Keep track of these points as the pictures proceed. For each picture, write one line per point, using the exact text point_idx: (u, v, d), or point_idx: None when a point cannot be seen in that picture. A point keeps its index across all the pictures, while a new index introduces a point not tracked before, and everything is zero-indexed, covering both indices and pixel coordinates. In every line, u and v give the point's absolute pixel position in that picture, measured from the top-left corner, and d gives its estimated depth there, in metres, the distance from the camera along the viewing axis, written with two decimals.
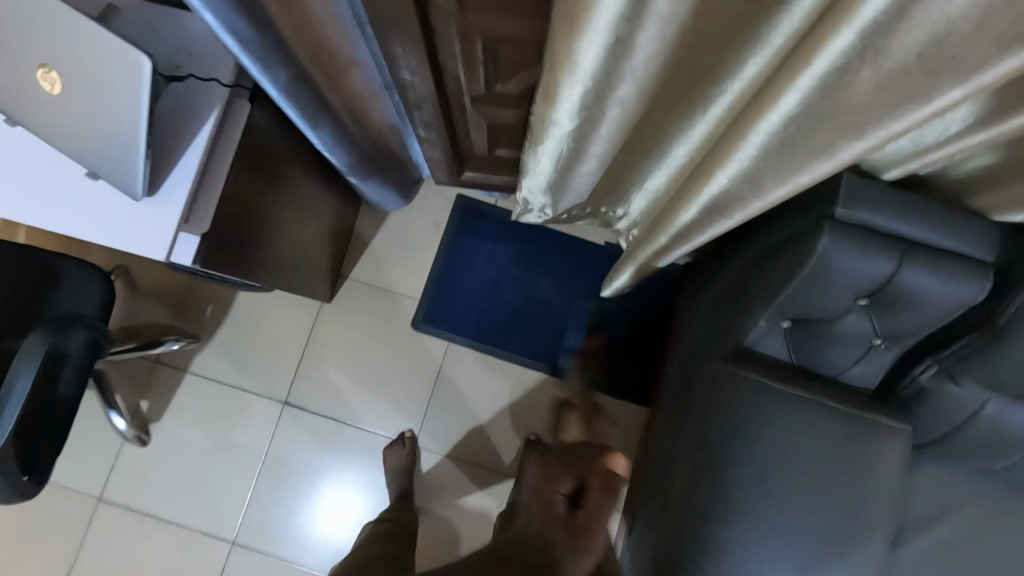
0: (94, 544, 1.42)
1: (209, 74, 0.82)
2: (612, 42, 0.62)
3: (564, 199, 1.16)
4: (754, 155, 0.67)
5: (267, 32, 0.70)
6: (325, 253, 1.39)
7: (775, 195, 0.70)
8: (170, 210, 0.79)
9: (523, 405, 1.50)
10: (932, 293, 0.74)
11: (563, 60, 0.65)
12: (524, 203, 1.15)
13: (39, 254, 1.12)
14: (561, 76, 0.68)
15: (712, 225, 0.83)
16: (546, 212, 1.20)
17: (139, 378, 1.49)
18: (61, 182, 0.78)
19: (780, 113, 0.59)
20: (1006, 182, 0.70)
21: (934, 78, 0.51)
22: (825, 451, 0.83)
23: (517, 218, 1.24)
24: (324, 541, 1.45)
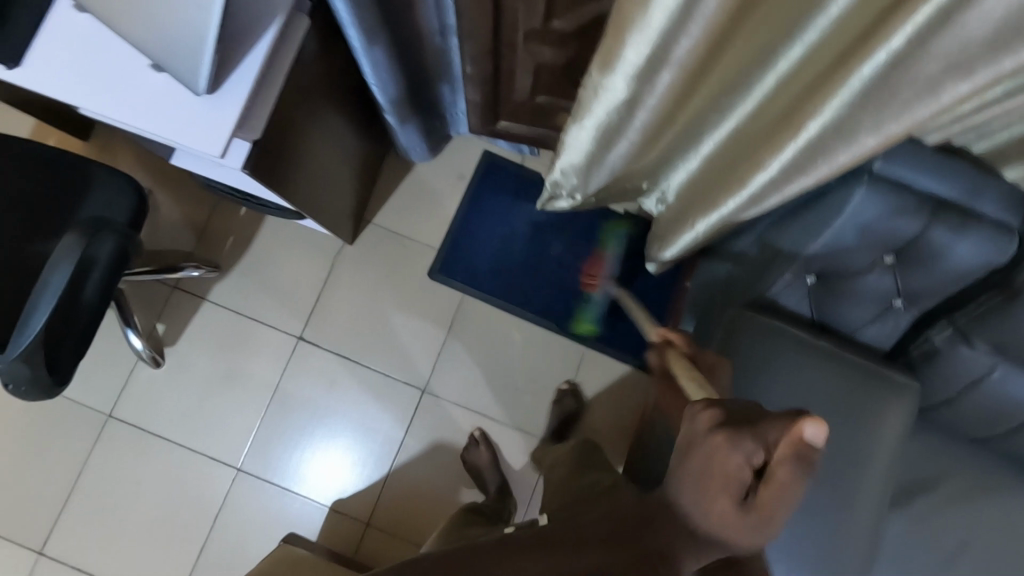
0: (102, 458, 1.44)
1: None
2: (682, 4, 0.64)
3: (595, 180, 1.11)
4: (845, 104, 0.68)
5: None
6: (351, 193, 1.41)
7: (838, 160, 0.75)
8: (229, 109, 0.81)
9: (531, 359, 1.53)
10: (956, 253, 0.78)
11: (633, 12, 0.67)
12: (553, 183, 1.12)
13: (63, 158, 1.11)
14: (626, 38, 0.71)
15: (788, 181, 0.82)
16: (575, 196, 1.17)
17: (157, 300, 1.50)
18: (125, 77, 0.80)
19: (887, 52, 0.60)
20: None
21: None
22: (830, 397, 0.87)
23: (545, 203, 1.24)
24: (330, 476, 1.48)
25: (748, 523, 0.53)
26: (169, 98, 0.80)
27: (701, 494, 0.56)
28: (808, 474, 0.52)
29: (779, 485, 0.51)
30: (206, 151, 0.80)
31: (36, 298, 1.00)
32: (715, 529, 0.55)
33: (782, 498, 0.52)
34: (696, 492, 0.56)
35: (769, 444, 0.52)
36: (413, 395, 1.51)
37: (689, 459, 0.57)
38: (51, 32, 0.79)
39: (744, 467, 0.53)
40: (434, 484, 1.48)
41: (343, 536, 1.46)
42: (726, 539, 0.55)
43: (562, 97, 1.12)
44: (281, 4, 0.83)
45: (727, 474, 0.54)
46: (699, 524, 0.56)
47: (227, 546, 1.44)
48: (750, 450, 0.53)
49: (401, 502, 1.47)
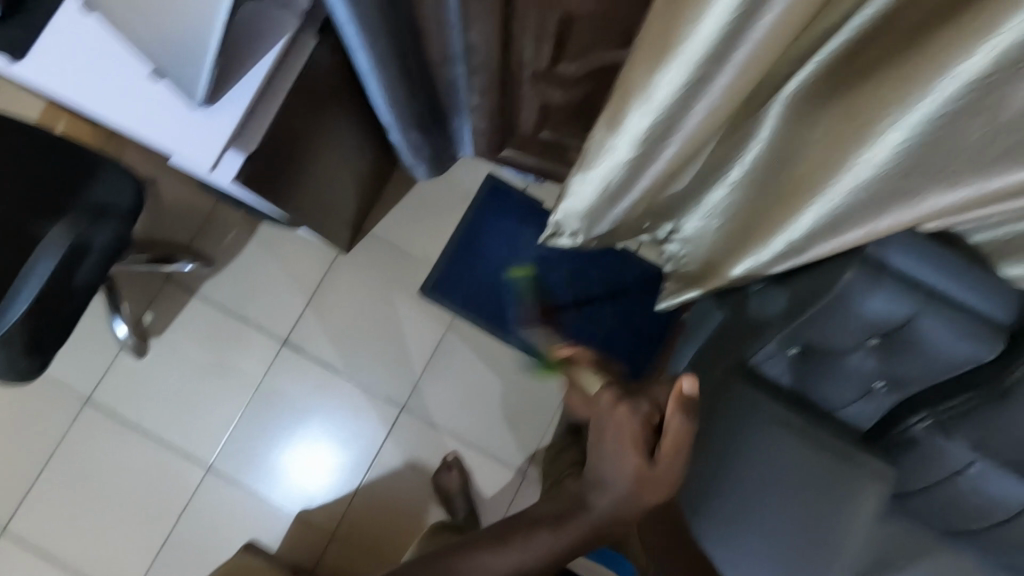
0: (74, 443, 1.43)
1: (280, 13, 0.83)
2: (685, 82, 0.63)
3: (599, 226, 1.06)
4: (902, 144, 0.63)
5: None
6: (352, 204, 1.40)
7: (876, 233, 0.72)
8: (223, 124, 0.81)
9: (515, 387, 1.51)
10: (941, 346, 0.76)
11: (639, 76, 0.66)
12: (555, 225, 1.10)
13: (65, 147, 1.03)
14: (631, 104, 0.70)
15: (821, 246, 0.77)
16: (577, 237, 1.13)
17: (148, 290, 1.50)
18: (124, 82, 0.79)
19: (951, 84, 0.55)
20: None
21: None
22: (808, 469, 0.86)
23: (546, 238, 1.19)
24: (300, 484, 1.46)
25: (656, 470, 0.68)
26: (165, 107, 0.80)
27: (614, 457, 0.69)
28: (693, 418, 0.68)
29: (674, 429, 0.67)
30: (200, 163, 0.81)
31: (20, 281, 0.99)
32: (633, 486, 0.68)
33: (680, 441, 0.67)
34: (612, 458, 0.69)
35: (659, 403, 0.71)
36: (392, 412, 1.49)
37: (599, 436, 0.71)
38: (57, 30, 0.79)
39: (645, 425, 0.69)
40: (403, 504, 1.46)
41: (306, 546, 1.43)
42: (641, 492, 0.68)
43: (568, 133, 1.11)
44: (290, 22, 0.82)
45: (632, 434, 0.68)
46: (620, 484, 0.68)
47: (188, 546, 1.42)
48: (646, 411, 0.70)
49: (368, 519, 1.45)
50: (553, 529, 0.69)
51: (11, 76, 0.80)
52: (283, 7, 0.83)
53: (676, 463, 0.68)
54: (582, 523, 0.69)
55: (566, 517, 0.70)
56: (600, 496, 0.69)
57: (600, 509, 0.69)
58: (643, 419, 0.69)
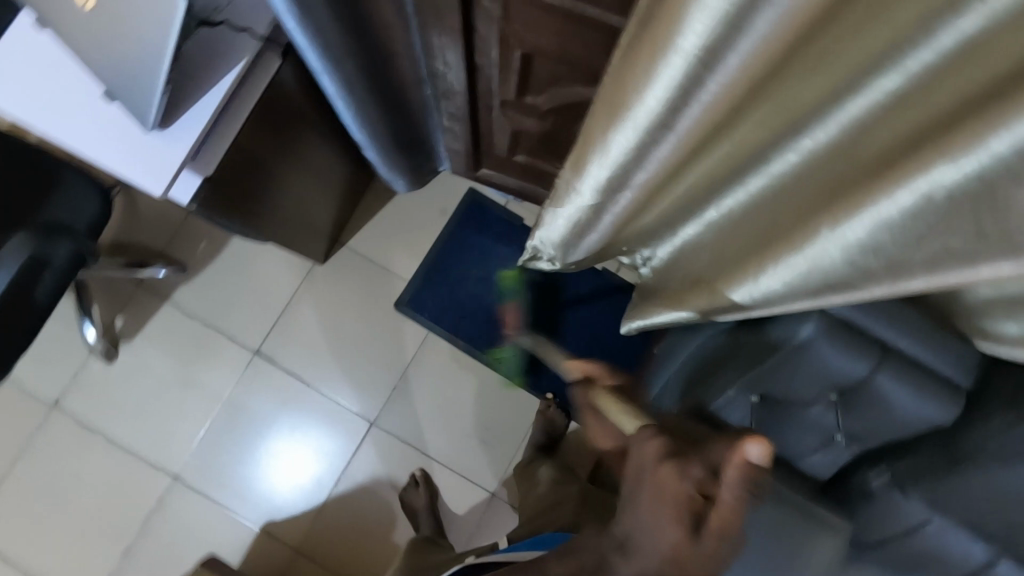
0: (40, 446, 1.43)
1: (241, 37, 0.81)
2: (638, 137, 0.62)
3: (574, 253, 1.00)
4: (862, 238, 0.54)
5: (306, 11, 0.67)
6: (326, 217, 1.38)
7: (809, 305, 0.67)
8: (177, 147, 0.78)
9: (487, 407, 1.50)
10: (900, 405, 0.75)
11: (594, 128, 0.64)
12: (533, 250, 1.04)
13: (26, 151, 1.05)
14: (590, 154, 0.68)
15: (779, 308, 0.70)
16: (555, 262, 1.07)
17: (121, 294, 1.49)
18: (77, 102, 0.78)
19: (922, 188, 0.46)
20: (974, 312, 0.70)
21: (962, 234, 0.48)
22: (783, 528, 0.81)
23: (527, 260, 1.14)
24: (266, 498, 1.45)
25: (701, 553, 0.49)
26: (117, 129, 0.78)
27: (648, 525, 0.52)
28: (752, 490, 0.51)
29: (726, 501, 0.50)
30: (147, 189, 0.78)
31: None
32: (667, 567, 0.50)
33: (731, 520, 0.50)
34: (646, 525, 0.52)
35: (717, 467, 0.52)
36: (362, 427, 1.48)
37: (637, 493, 0.54)
38: (12, 49, 0.78)
39: (695, 494, 0.51)
40: (367, 519, 1.45)
41: (269, 559, 1.42)
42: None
43: (541, 159, 1.09)
44: (249, 47, 0.81)
45: (676, 501, 0.51)
46: (650, 558, 0.51)
47: (151, 554, 1.42)
48: (699, 475, 0.52)
49: (332, 533, 1.44)
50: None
51: None
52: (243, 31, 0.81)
53: (725, 548, 0.50)
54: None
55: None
56: (620, 563, 0.53)
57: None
58: (693, 486, 0.51)
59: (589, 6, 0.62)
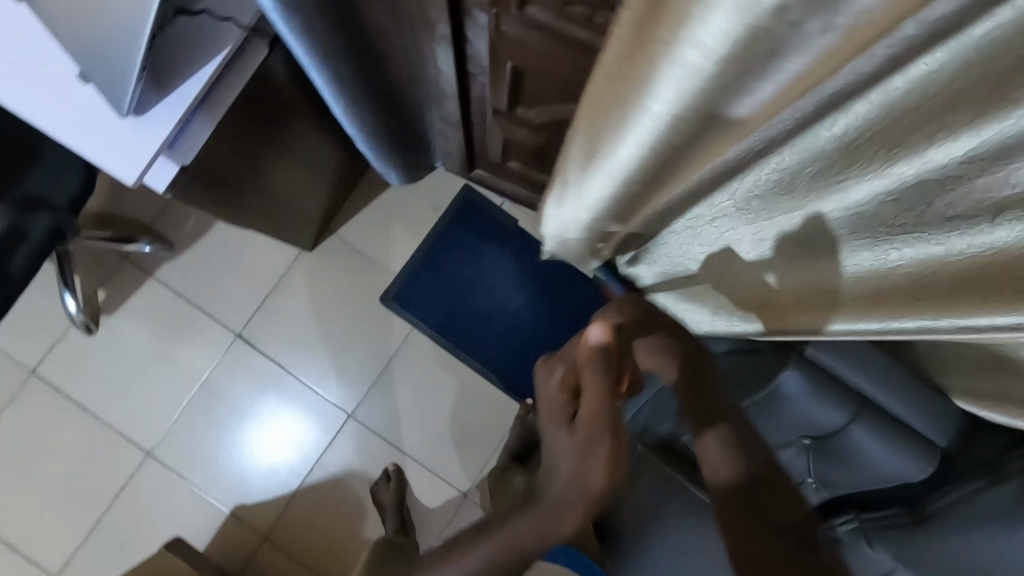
0: (15, 413, 1.42)
1: (220, 28, 0.77)
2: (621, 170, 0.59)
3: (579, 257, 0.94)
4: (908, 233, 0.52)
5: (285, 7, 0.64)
6: (316, 205, 1.36)
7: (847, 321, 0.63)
8: (152, 134, 0.76)
9: (466, 408, 1.49)
10: (872, 460, 0.73)
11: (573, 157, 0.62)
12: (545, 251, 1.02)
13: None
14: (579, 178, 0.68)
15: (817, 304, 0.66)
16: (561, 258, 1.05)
17: (105, 266, 1.47)
18: (48, 80, 0.74)
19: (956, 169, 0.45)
20: (960, 373, 0.68)
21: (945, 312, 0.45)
22: None
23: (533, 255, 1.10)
24: (238, 480, 1.44)
25: (587, 432, 0.56)
26: (88, 111, 0.75)
27: (549, 438, 0.59)
28: (608, 364, 0.59)
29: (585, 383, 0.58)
30: (117, 178, 0.76)
31: None
32: (574, 458, 0.55)
33: (597, 391, 0.57)
34: (547, 441, 0.59)
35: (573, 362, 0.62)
36: (338, 418, 1.47)
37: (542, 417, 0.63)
38: None
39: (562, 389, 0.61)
40: (337, 509, 1.45)
41: (235, 544, 1.42)
42: (587, 464, 0.55)
43: (535, 168, 1.06)
44: (232, 33, 0.77)
45: (551, 402, 0.61)
46: (560, 469, 0.56)
47: (118, 529, 1.42)
48: (559, 373, 0.62)
49: (299, 524, 1.43)
50: (506, 536, 0.56)
51: None
52: (224, 23, 0.78)
53: (607, 420, 0.56)
54: (535, 517, 0.56)
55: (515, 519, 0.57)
56: (547, 485, 0.57)
57: (552, 500, 0.56)
58: (557, 384, 0.61)
59: (582, 28, 0.59)
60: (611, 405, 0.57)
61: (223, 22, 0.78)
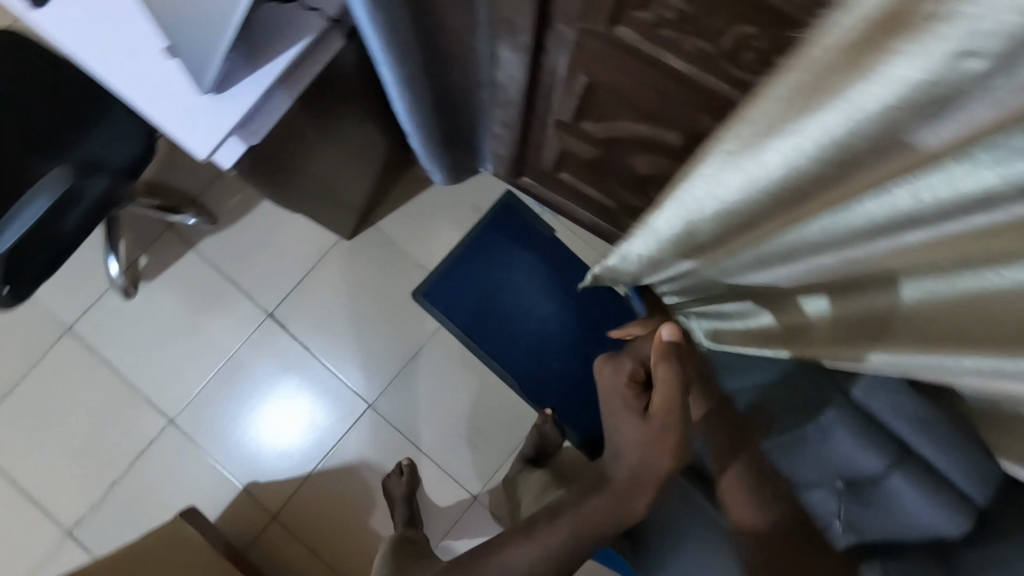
0: (47, 367, 1.46)
1: (304, 18, 0.79)
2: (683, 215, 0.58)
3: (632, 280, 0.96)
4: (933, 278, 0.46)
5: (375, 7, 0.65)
6: (359, 195, 1.38)
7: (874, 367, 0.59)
8: (228, 112, 0.78)
9: (484, 410, 1.49)
10: (908, 511, 0.72)
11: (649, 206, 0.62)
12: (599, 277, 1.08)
13: (83, 80, 1.13)
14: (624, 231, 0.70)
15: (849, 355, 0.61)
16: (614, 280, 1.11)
17: (149, 234, 1.50)
18: (138, 53, 0.77)
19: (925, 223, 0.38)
20: None
21: None
22: None
23: None
24: (253, 456, 1.46)
25: (659, 427, 0.65)
26: (171, 84, 0.77)
27: (618, 422, 0.68)
28: (680, 363, 0.67)
29: (659, 378, 0.66)
30: (189, 151, 0.79)
31: (11, 216, 0.96)
32: (644, 447, 0.65)
33: (671, 388, 0.65)
34: (614, 425, 0.68)
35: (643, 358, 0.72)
36: (358, 407, 1.48)
37: (603, 404, 0.71)
38: None
39: (631, 381, 0.70)
40: (347, 497, 1.45)
41: (244, 520, 1.44)
42: (654, 451, 0.65)
43: (586, 181, 1.07)
44: (316, 24, 0.79)
45: (622, 391, 0.69)
46: (630, 452, 0.65)
47: (134, 492, 1.44)
48: (629, 367, 0.71)
49: (309, 508, 1.44)
50: (579, 509, 0.67)
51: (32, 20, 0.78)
52: (309, 11, 0.79)
53: (677, 415, 0.65)
54: (606, 495, 0.66)
55: (589, 495, 0.67)
56: (616, 466, 0.67)
57: (620, 478, 0.66)
58: (627, 376, 0.70)
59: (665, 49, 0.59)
60: (681, 402, 0.66)
61: (306, 10, 0.79)
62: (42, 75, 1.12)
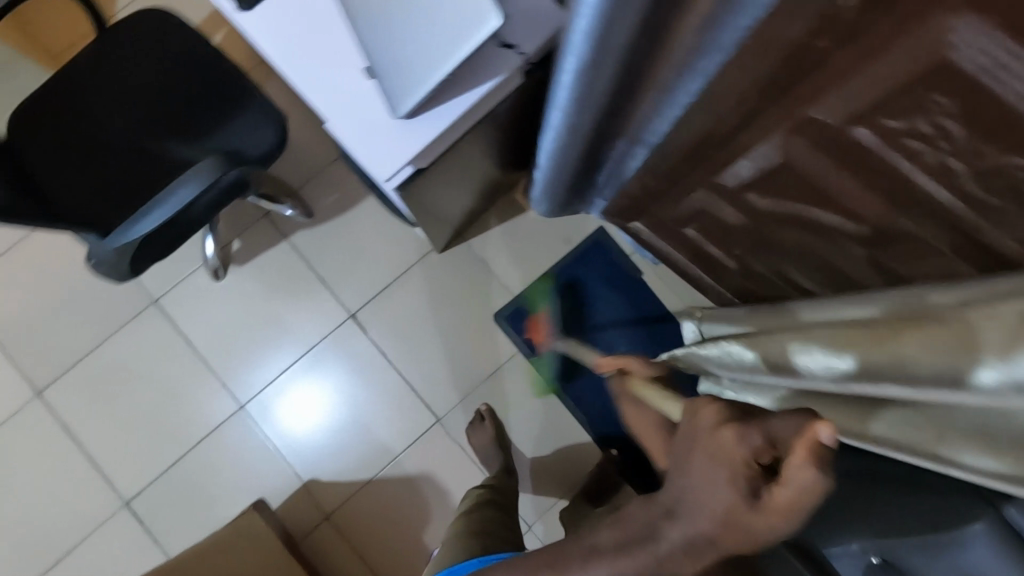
0: (127, 336, 1.47)
1: (501, 58, 0.79)
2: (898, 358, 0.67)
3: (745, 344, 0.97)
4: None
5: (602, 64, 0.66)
6: (461, 212, 1.39)
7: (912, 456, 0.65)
8: (413, 137, 0.79)
9: (549, 441, 1.49)
10: None
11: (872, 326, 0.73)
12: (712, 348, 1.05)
13: (221, 68, 1.13)
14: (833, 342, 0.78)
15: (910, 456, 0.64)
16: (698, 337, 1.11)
17: (245, 219, 1.52)
18: (339, 70, 0.80)
19: None
20: None
21: None
22: None
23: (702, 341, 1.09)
24: (314, 452, 1.47)
25: (754, 523, 0.45)
26: (364, 103, 0.79)
27: (697, 485, 0.48)
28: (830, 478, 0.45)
29: (794, 484, 0.44)
30: (369, 168, 0.80)
31: (154, 205, 0.98)
32: (718, 529, 0.47)
33: (806, 498, 0.45)
34: (695, 486, 0.48)
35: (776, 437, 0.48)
36: (426, 421, 1.48)
37: (691, 469, 0.49)
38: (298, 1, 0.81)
39: (751, 461, 0.47)
40: (404, 507, 1.45)
41: (300, 514, 1.44)
42: (730, 539, 0.47)
43: (713, 241, 1.07)
44: (511, 62, 0.79)
45: (731, 462, 0.47)
46: (699, 521, 0.47)
47: (195, 471, 1.44)
48: (757, 443, 0.48)
49: (366, 511, 1.45)
50: (614, 557, 0.52)
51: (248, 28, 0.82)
52: (507, 52, 0.79)
53: (786, 525, 0.45)
54: (648, 556, 0.49)
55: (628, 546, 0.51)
56: (668, 527, 0.49)
57: (668, 545, 0.49)
58: (748, 453, 0.47)
59: None
60: (802, 512, 0.45)
61: (504, 50, 0.80)
62: (185, 56, 1.13)
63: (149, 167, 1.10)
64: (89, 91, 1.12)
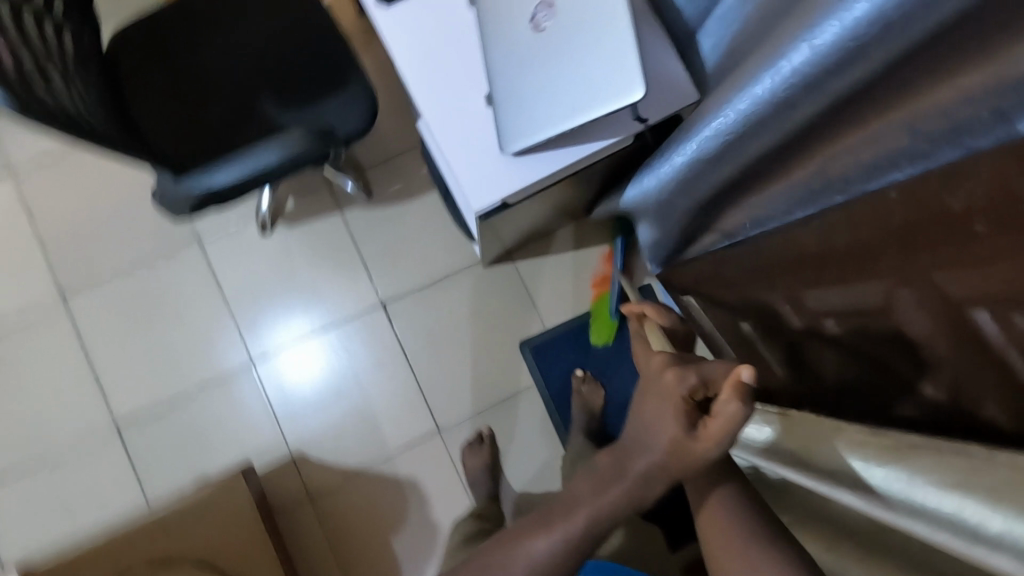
0: (163, 263, 1.47)
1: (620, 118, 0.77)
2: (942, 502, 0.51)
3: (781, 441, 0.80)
4: None
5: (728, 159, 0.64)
6: (519, 234, 1.38)
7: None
8: (514, 175, 0.77)
9: (541, 482, 1.45)
10: None
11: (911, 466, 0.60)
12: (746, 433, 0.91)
13: (333, 41, 1.12)
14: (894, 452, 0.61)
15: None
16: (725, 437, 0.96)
17: (307, 182, 1.52)
18: (459, 90, 0.80)
19: None
20: None
21: None
22: None
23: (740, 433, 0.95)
24: (311, 427, 1.46)
25: (693, 450, 0.58)
26: (475, 128, 0.79)
27: (652, 419, 0.60)
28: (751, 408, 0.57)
29: (721, 414, 0.57)
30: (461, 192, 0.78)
31: (237, 160, 0.98)
32: (668, 456, 0.59)
33: (728, 426, 0.57)
34: (649, 421, 0.60)
35: (710, 378, 0.60)
36: (427, 426, 1.47)
37: (645, 409, 0.61)
38: (439, 13, 0.82)
39: (688, 398, 0.60)
40: (384, 505, 1.44)
41: (281, 484, 1.44)
42: (675, 464, 0.59)
43: None
44: (630, 128, 0.77)
45: (674, 400, 0.60)
46: (656, 452, 0.59)
47: (192, 413, 1.44)
48: (693, 383, 0.60)
49: (344, 499, 1.44)
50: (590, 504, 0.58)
51: (382, 22, 0.82)
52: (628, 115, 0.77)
53: (718, 449, 0.58)
54: (617, 492, 0.59)
55: (604, 486, 0.59)
56: (630, 464, 0.60)
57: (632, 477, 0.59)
58: (686, 391, 0.60)
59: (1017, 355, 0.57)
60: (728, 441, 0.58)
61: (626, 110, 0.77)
62: (301, 22, 1.13)
63: (239, 119, 1.11)
64: (202, 29, 1.13)
